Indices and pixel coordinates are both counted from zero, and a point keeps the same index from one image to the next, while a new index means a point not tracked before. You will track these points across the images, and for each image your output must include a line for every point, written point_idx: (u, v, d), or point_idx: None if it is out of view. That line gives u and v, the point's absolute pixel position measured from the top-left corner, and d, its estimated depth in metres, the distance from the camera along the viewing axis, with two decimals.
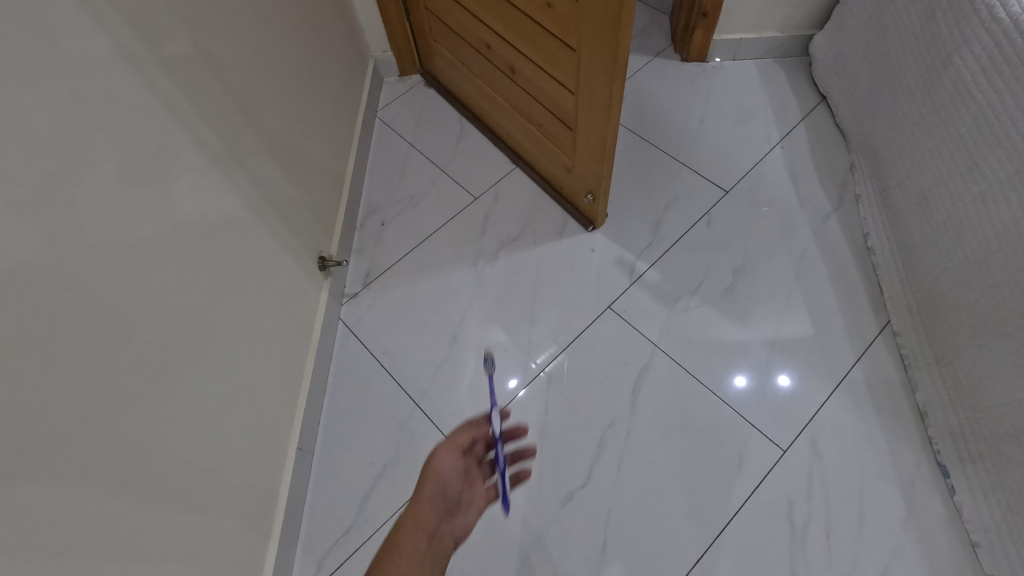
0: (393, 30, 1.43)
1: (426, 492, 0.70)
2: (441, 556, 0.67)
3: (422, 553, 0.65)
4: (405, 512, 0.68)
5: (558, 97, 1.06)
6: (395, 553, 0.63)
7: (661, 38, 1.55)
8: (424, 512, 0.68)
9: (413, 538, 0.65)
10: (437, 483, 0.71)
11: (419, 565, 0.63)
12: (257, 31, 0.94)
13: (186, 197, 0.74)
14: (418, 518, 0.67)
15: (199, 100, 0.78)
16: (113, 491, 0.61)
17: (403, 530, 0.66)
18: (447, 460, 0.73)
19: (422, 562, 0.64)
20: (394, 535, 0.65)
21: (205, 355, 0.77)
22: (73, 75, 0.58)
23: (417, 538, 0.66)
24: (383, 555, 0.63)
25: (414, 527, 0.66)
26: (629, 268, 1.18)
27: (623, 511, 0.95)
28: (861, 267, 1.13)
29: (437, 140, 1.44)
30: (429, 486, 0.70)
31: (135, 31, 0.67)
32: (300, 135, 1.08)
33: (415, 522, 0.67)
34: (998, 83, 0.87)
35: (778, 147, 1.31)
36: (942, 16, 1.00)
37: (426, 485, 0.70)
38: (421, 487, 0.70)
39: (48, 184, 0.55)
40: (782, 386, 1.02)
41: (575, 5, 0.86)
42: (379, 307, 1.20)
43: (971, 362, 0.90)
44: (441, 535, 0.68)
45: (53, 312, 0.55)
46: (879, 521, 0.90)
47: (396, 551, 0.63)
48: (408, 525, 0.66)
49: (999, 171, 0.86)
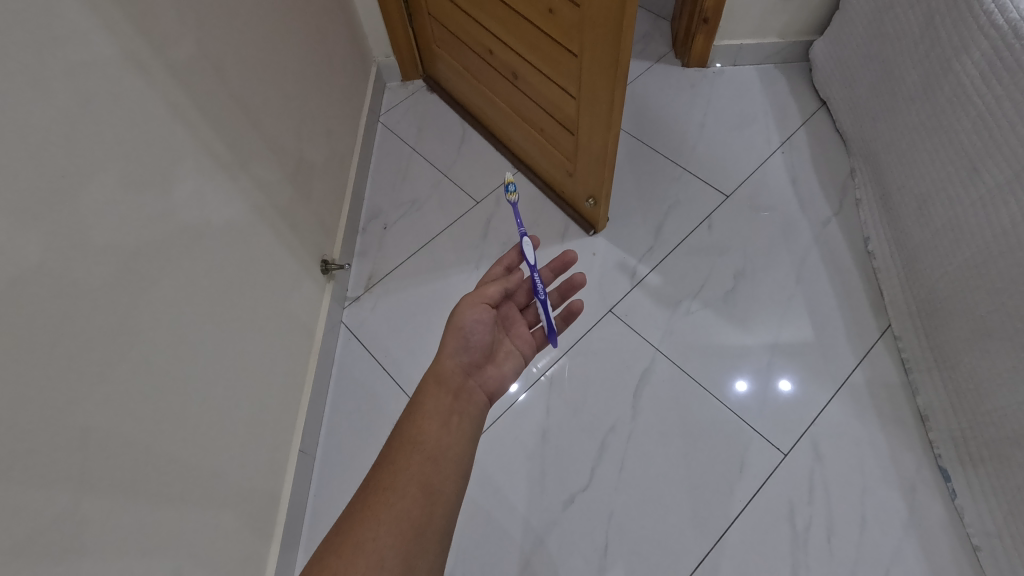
0: (396, 35, 1.44)
1: (449, 346, 0.70)
2: (472, 409, 0.69)
3: (448, 410, 0.67)
4: (428, 370, 0.69)
5: (560, 101, 1.07)
6: (422, 414, 0.66)
7: (662, 44, 1.56)
8: (449, 367, 0.70)
9: (438, 397, 0.67)
10: (461, 339, 0.70)
11: (446, 424, 0.66)
12: (261, 36, 0.95)
13: (190, 201, 0.75)
14: (441, 376, 0.69)
15: (204, 105, 0.79)
16: (113, 493, 0.61)
17: (427, 390, 0.68)
18: (469, 313, 0.71)
19: (449, 420, 0.66)
20: (420, 396, 0.68)
21: (208, 358, 0.78)
22: (78, 82, 0.59)
23: (443, 397, 0.68)
24: (410, 417, 0.66)
25: (439, 384, 0.68)
26: (630, 271, 1.19)
27: (624, 514, 0.95)
28: (862, 272, 1.13)
29: (439, 144, 1.45)
30: (452, 342, 0.70)
31: (138, 36, 0.67)
32: (303, 139, 1.09)
33: (439, 381, 0.68)
34: (997, 88, 0.88)
35: (778, 152, 1.31)
36: (942, 21, 1.00)
37: (449, 340, 0.70)
38: (445, 343, 0.71)
39: (53, 191, 0.56)
40: (782, 390, 1.03)
41: (577, 10, 0.86)
42: (380, 311, 1.21)
43: (972, 366, 0.91)
44: (469, 389, 0.70)
45: (58, 318, 0.56)
46: (880, 525, 0.90)
47: (423, 411, 0.66)
48: (432, 384, 0.68)
49: (999, 175, 0.87)
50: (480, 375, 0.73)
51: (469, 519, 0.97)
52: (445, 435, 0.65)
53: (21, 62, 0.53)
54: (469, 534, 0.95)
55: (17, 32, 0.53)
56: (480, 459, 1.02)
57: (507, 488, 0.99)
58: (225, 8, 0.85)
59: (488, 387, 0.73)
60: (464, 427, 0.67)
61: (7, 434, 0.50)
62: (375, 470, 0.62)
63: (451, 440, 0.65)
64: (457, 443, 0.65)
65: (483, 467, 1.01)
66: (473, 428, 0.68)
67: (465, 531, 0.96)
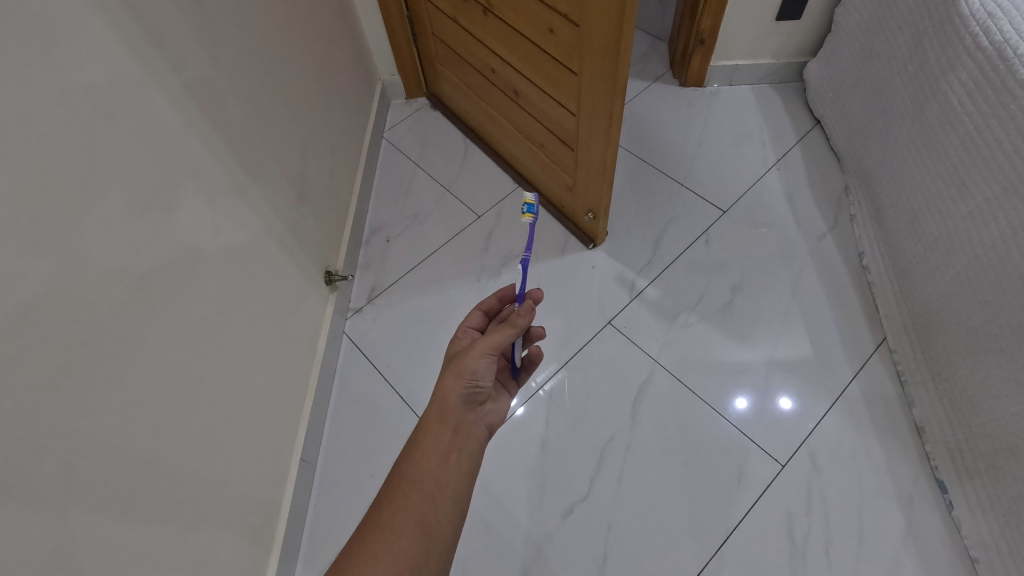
0: (401, 54, 1.48)
1: (454, 385, 0.70)
2: (472, 444, 0.70)
3: (447, 447, 0.67)
4: (429, 406, 0.69)
5: (560, 119, 1.10)
6: (422, 452, 0.66)
7: (660, 64, 1.59)
8: (452, 404, 0.69)
9: (438, 435, 0.67)
10: (469, 381, 0.70)
11: (445, 461, 0.66)
12: (270, 53, 0.98)
13: (201, 211, 0.77)
14: (443, 412, 0.68)
15: (216, 118, 0.81)
16: (105, 496, 0.60)
17: (427, 427, 0.68)
18: (481, 360, 0.71)
19: (448, 458, 0.66)
20: (420, 433, 0.67)
21: (213, 366, 0.79)
22: (99, 94, 0.61)
23: (443, 434, 0.67)
24: (409, 454, 0.66)
25: (439, 421, 0.68)
26: (629, 284, 1.20)
27: (623, 524, 0.95)
28: (857, 286, 1.15)
29: (442, 159, 1.47)
30: (457, 381, 0.70)
31: (156, 51, 0.70)
32: (309, 152, 1.12)
33: (440, 417, 0.68)
34: (984, 106, 0.90)
35: (774, 169, 1.34)
36: (930, 44, 1.04)
37: (453, 377, 0.70)
38: (448, 380, 0.70)
39: (73, 195, 0.58)
40: (782, 407, 1.03)
41: (576, 30, 0.89)
42: (382, 322, 1.22)
43: (967, 377, 0.92)
44: (469, 424, 0.71)
45: (73, 324, 0.57)
46: (878, 536, 0.90)
47: (423, 449, 0.66)
48: (433, 422, 0.68)
49: (988, 191, 0.88)
50: (480, 411, 0.74)
51: (468, 530, 0.97)
52: (443, 473, 0.65)
53: (35, 63, 0.54)
54: (469, 545, 0.96)
55: (31, 34, 0.54)
56: (481, 471, 1.02)
57: (506, 499, 0.99)
58: (237, 26, 0.88)
59: (487, 421, 0.75)
60: (463, 464, 0.67)
61: (7, 432, 0.50)
62: (373, 508, 0.63)
63: (449, 478, 0.65)
64: (455, 481, 0.65)
65: (483, 479, 1.01)
66: (471, 465, 0.68)
67: (465, 541, 0.96)
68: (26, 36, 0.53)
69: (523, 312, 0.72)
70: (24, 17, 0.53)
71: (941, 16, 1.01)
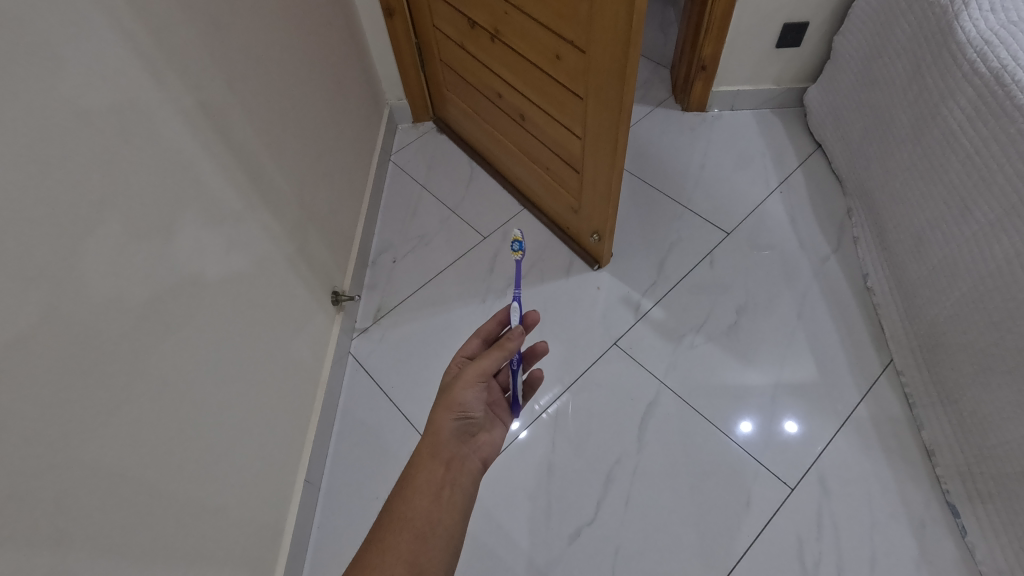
0: (409, 79, 1.51)
1: (444, 419, 0.69)
2: (464, 479, 0.68)
3: (440, 482, 0.66)
4: (421, 442, 0.68)
5: (566, 141, 1.11)
6: (414, 488, 0.65)
7: (662, 89, 1.63)
8: (444, 439, 0.69)
9: (430, 469, 0.67)
10: (458, 414, 0.70)
11: (438, 498, 0.65)
12: (283, 77, 1.01)
13: (210, 231, 0.78)
14: (435, 447, 0.68)
15: (230, 139, 0.84)
16: (105, 509, 0.60)
17: (419, 462, 0.67)
18: (469, 391, 0.70)
19: (441, 494, 0.65)
20: (412, 468, 0.66)
21: (218, 385, 0.79)
22: (121, 117, 0.64)
23: (436, 469, 0.67)
24: (402, 491, 0.65)
25: (432, 456, 0.67)
26: (635, 305, 1.21)
27: (630, 548, 0.94)
28: (862, 308, 1.15)
29: (448, 182, 1.49)
30: (447, 416, 0.69)
31: (177, 75, 0.73)
32: (318, 172, 1.14)
33: (432, 452, 0.67)
34: (986, 130, 0.91)
35: (777, 192, 1.36)
36: (928, 71, 1.06)
37: (443, 412, 0.69)
38: (438, 415, 0.70)
39: (89, 213, 0.59)
40: (789, 432, 1.02)
41: (582, 55, 0.91)
42: (387, 343, 1.22)
43: (976, 400, 0.91)
44: (462, 458, 0.70)
45: (85, 345, 0.58)
46: (890, 562, 0.89)
47: (414, 486, 0.65)
48: (425, 457, 0.67)
49: (993, 213, 0.89)
50: (474, 443, 0.72)
51: (470, 553, 0.96)
52: (436, 509, 0.64)
53: (53, 76, 0.56)
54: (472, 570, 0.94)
55: (54, 54, 0.56)
56: (480, 496, 1.01)
57: (511, 523, 0.98)
58: (252, 50, 0.91)
59: (482, 454, 0.73)
60: (456, 500, 0.66)
61: (7, 441, 0.50)
62: (364, 548, 0.61)
63: (442, 514, 0.64)
64: (448, 517, 0.64)
65: (484, 502, 1.00)
66: (466, 500, 0.67)
67: (467, 565, 0.95)
68: (50, 60, 0.55)
69: (512, 336, 0.72)
70: (48, 38, 0.55)
71: (938, 45, 1.03)
